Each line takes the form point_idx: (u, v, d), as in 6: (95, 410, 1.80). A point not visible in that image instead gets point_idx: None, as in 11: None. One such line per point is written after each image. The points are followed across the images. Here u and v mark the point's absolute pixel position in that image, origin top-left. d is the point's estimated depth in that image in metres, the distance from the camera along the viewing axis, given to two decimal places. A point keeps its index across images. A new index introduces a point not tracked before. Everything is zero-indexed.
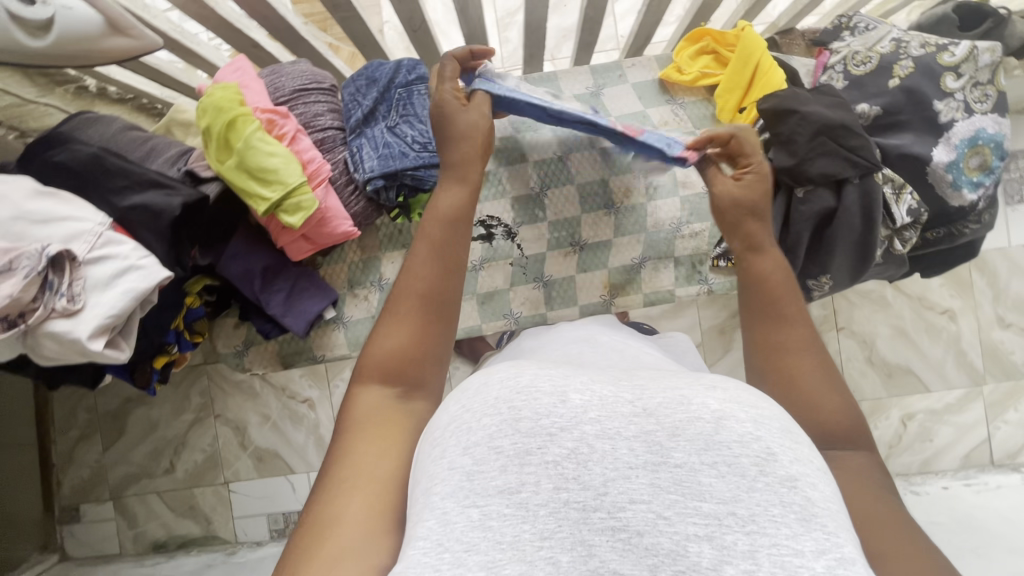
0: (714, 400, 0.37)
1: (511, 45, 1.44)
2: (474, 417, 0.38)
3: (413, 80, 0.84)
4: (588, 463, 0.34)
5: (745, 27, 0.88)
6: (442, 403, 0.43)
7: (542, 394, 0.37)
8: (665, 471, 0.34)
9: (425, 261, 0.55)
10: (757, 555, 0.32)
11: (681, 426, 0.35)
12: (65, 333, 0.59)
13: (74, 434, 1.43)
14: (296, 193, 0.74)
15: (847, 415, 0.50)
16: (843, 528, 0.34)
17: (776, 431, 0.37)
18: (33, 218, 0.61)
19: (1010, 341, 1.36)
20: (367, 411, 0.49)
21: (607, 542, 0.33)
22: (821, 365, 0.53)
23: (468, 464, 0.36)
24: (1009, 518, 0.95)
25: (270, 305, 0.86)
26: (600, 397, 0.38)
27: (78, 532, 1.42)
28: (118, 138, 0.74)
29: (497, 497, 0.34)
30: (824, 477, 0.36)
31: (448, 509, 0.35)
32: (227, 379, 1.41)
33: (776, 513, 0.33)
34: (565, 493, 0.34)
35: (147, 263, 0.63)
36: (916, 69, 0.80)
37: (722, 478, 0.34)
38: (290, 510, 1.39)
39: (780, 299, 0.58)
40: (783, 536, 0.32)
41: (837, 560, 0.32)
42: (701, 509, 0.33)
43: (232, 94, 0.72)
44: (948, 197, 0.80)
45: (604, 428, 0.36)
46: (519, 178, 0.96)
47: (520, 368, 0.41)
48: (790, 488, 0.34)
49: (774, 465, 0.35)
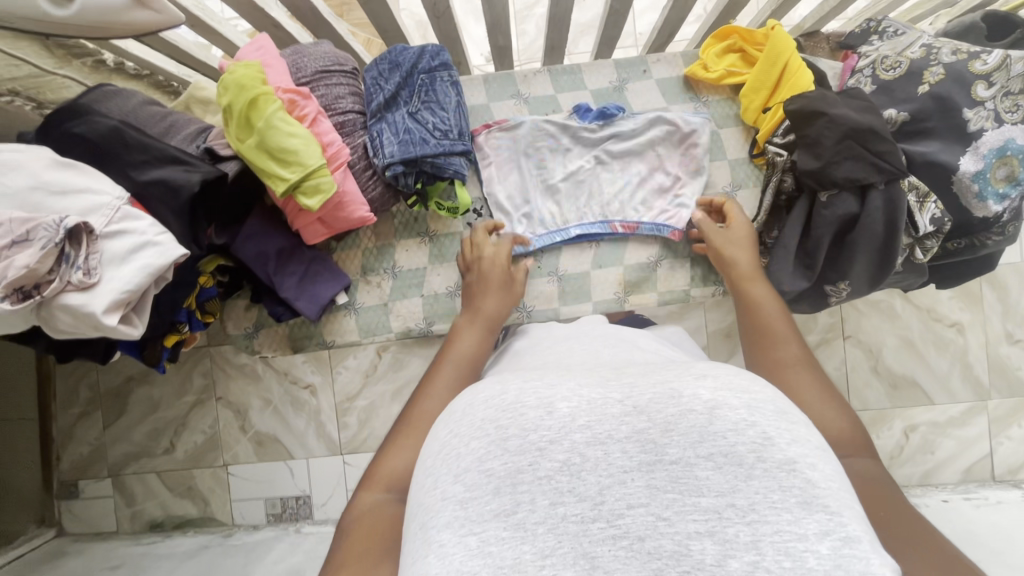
0: (706, 390, 0.37)
1: (528, 38, 1.43)
2: (462, 442, 0.37)
3: (436, 67, 0.84)
4: (582, 473, 0.34)
5: (774, 26, 0.86)
6: (464, 393, 0.43)
7: (528, 408, 0.37)
8: (661, 470, 0.34)
9: (441, 398, 0.58)
10: (761, 544, 0.31)
11: (674, 421, 0.35)
12: (80, 307, 0.58)
13: (75, 411, 1.42)
14: (315, 175, 0.73)
15: (845, 422, 0.52)
16: (846, 506, 0.33)
17: (771, 413, 0.36)
18: (51, 189, 0.60)
19: (1017, 357, 1.35)
20: (365, 513, 0.47)
21: (610, 551, 0.31)
22: (818, 374, 0.57)
23: (461, 492, 0.35)
24: (1010, 533, 0.94)
25: (282, 288, 0.86)
26: (588, 401, 0.37)
27: (76, 508, 1.42)
28: (137, 113, 0.73)
29: (493, 521, 0.33)
30: (824, 455, 0.36)
31: (446, 542, 0.33)
32: (231, 361, 1.41)
33: (776, 499, 0.32)
34: (562, 507, 0.33)
35: (164, 240, 0.62)
36: (947, 75, 0.79)
37: (718, 470, 0.33)
38: (288, 495, 1.39)
39: (770, 322, 0.66)
40: (786, 522, 0.31)
41: (842, 540, 0.31)
42: (700, 504, 0.32)
43: (255, 72, 0.71)
44: (972, 207, 0.79)
45: (595, 435, 0.35)
46: (541, 176, 0.96)
47: (504, 385, 0.40)
48: (788, 471, 0.33)
49: (772, 450, 0.34)
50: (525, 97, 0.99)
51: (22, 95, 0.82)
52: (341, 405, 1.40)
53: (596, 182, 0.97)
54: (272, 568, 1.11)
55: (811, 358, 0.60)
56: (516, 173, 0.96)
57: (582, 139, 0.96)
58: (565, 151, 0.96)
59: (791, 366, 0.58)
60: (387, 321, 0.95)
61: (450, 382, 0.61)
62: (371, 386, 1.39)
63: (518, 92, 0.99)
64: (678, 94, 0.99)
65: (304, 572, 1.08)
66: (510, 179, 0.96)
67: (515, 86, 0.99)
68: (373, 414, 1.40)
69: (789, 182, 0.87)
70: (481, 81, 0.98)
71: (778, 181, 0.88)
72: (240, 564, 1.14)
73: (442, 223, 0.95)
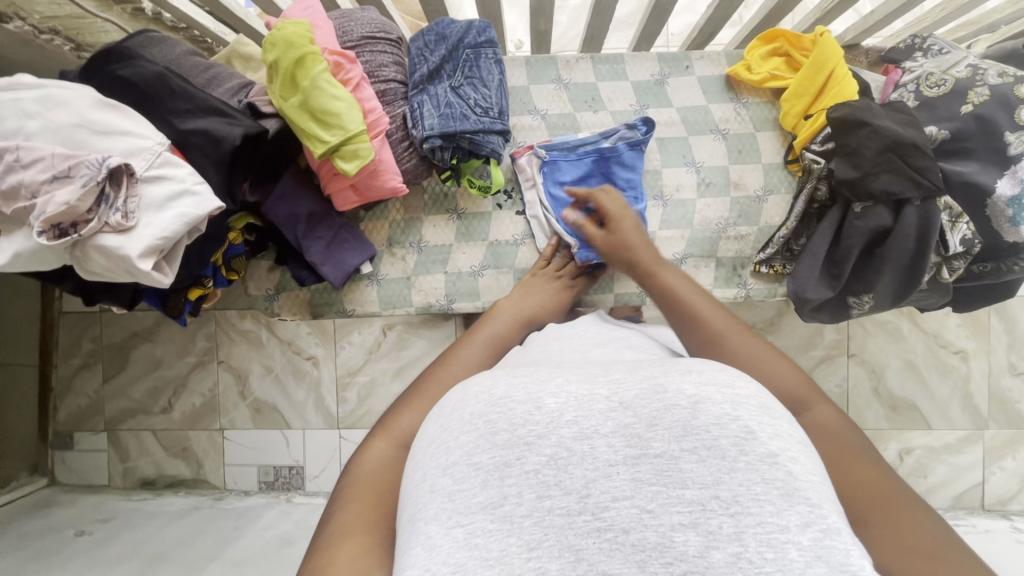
0: (690, 384, 0.36)
1: (562, 28, 1.42)
2: (451, 436, 0.37)
3: (482, 43, 0.83)
4: (568, 467, 0.34)
5: (823, 32, 0.86)
6: (480, 376, 0.42)
7: (516, 403, 0.37)
8: (646, 463, 0.33)
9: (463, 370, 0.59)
10: (743, 536, 0.31)
11: (658, 416, 0.35)
12: (116, 249, 0.58)
13: (76, 362, 1.42)
14: (354, 140, 0.73)
15: (793, 380, 0.52)
16: (826, 499, 0.33)
17: (754, 408, 0.35)
18: (95, 128, 0.60)
19: (1017, 390, 1.35)
20: (373, 466, 0.48)
21: (594, 544, 0.31)
22: (751, 335, 0.57)
23: (449, 485, 0.35)
24: (995, 561, 0.96)
25: (309, 252, 0.85)
26: (576, 397, 0.37)
27: (69, 459, 1.42)
28: (180, 62, 0.72)
29: (480, 514, 0.33)
30: (804, 450, 0.35)
31: (432, 534, 0.33)
32: (235, 327, 1.40)
33: (759, 491, 0.32)
34: (548, 500, 0.33)
35: (201, 190, 0.62)
36: (991, 96, 0.78)
37: (703, 463, 0.33)
38: (281, 464, 1.40)
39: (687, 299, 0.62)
40: (768, 514, 0.31)
41: (823, 532, 0.30)
42: (684, 496, 0.32)
43: (304, 30, 0.70)
44: (1004, 230, 0.79)
45: (581, 430, 0.35)
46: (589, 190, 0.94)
47: (493, 380, 0.40)
48: (770, 464, 0.33)
49: (754, 443, 0.33)
50: (565, 83, 0.99)
51: (61, 35, 0.83)
52: (342, 379, 1.40)
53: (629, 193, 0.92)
54: (262, 534, 1.12)
55: (737, 322, 0.59)
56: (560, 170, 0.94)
57: (604, 166, 0.93)
58: (585, 175, 0.93)
59: (727, 336, 0.56)
60: (409, 295, 0.95)
61: (474, 358, 0.62)
62: (374, 363, 1.40)
63: (559, 78, 0.99)
64: (720, 94, 0.99)
65: (295, 541, 1.09)
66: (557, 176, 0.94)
67: (557, 71, 0.98)
68: (374, 390, 1.40)
69: (823, 190, 0.88)
70: (522, 63, 0.98)
71: (812, 188, 0.89)
72: (231, 528, 1.14)
73: (471, 201, 0.95)
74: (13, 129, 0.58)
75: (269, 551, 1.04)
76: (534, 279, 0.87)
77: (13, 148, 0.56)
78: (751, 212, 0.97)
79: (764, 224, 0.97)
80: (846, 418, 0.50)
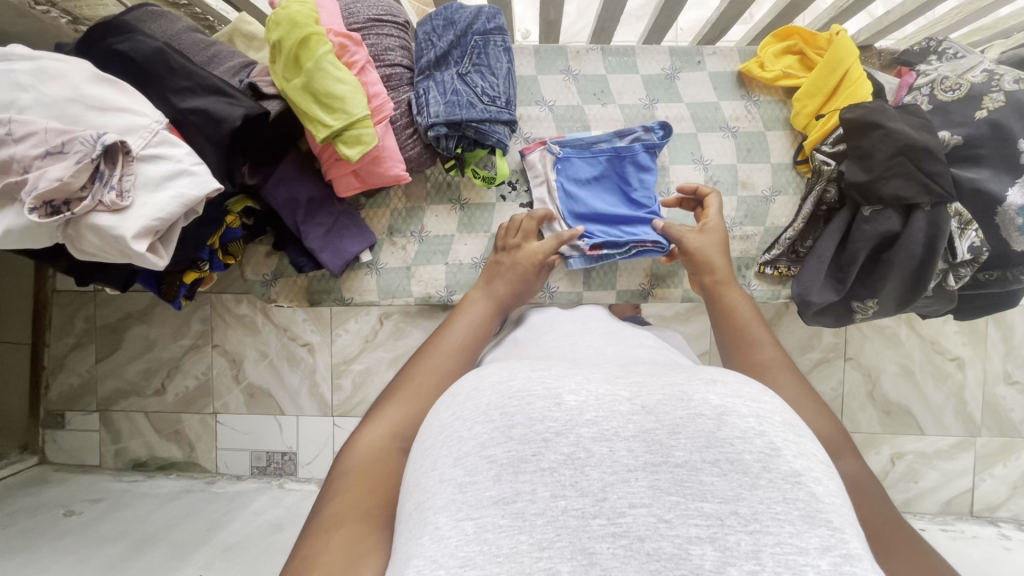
0: (716, 395, 0.35)
1: (570, 19, 1.40)
2: (465, 425, 0.36)
3: (491, 30, 0.81)
4: (585, 469, 0.33)
5: (839, 31, 0.84)
6: (495, 362, 0.41)
7: (534, 398, 0.35)
8: (666, 472, 0.32)
9: (440, 362, 0.59)
10: (761, 555, 0.29)
11: (681, 424, 0.34)
12: (110, 229, 0.57)
13: (69, 341, 1.41)
14: (358, 125, 0.71)
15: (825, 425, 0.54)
16: (848, 523, 0.31)
17: (779, 424, 0.34)
18: (90, 103, 0.58)
19: (1011, 398, 1.35)
20: (367, 453, 0.48)
21: (608, 549, 0.30)
22: (799, 376, 0.58)
23: (460, 476, 0.34)
24: (981, 567, 0.96)
25: (308, 238, 0.84)
26: (596, 396, 0.36)
27: (60, 439, 1.41)
28: (180, 38, 0.70)
29: (491, 508, 0.32)
30: (828, 471, 0.34)
31: (441, 524, 0.32)
32: (230, 311, 1.39)
33: (779, 510, 0.31)
34: (562, 500, 0.32)
35: (199, 170, 0.60)
36: (1006, 103, 0.77)
37: (724, 476, 0.32)
38: (273, 450, 1.39)
39: (746, 326, 0.66)
40: (787, 535, 0.30)
41: (843, 557, 0.29)
42: (702, 510, 0.31)
43: (309, 10, 0.68)
44: (1012, 240, 0.77)
45: (601, 430, 0.34)
46: (595, 186, 0.93)
47: (510, 371, 0.38)
48: (792, 484, 0.31)
49: (778, 461, 0.32)
50: (574, 74, 0.97)
51: (58, 7, 0.80)
52: (337, 366, 1.39)
53: (641, 195, 0.91)
54: (253, 519, 1.11)
55: (788, 361, 0.60)
56: (569, 162, 0.92)
57: (618, 164, 0.92)
58: (599, 176, 0.93)
59: (772, 369, 0.58)
60: (409, 285, 0.94)
61: (457, 353, 0.62)
62: (370, 352, 1.38)
63: (568, 68, 0.97)
64: (731, 91, 0.97)
65: (285, 527, 1.08)
66: (568, 168, 0.92)
67: (565, 62, 0.97)
68: (368, 379, 1.39)
69: (832, 193, 0.87)
70: (531, 53, 0.96)
71: (821, 191, 0.88)
72: (221, 512, 1.14)
73: (475, 192, 0.94)
74: (6, 101, 0.56)
75: (259, 536, 1.03)
76: (501, 262, 0.80)
77: (5, 122, 0.54)
78: (757, 211, 0.96)
79: (770, 226, 0.96)
80: (869, 473, 0.51)
